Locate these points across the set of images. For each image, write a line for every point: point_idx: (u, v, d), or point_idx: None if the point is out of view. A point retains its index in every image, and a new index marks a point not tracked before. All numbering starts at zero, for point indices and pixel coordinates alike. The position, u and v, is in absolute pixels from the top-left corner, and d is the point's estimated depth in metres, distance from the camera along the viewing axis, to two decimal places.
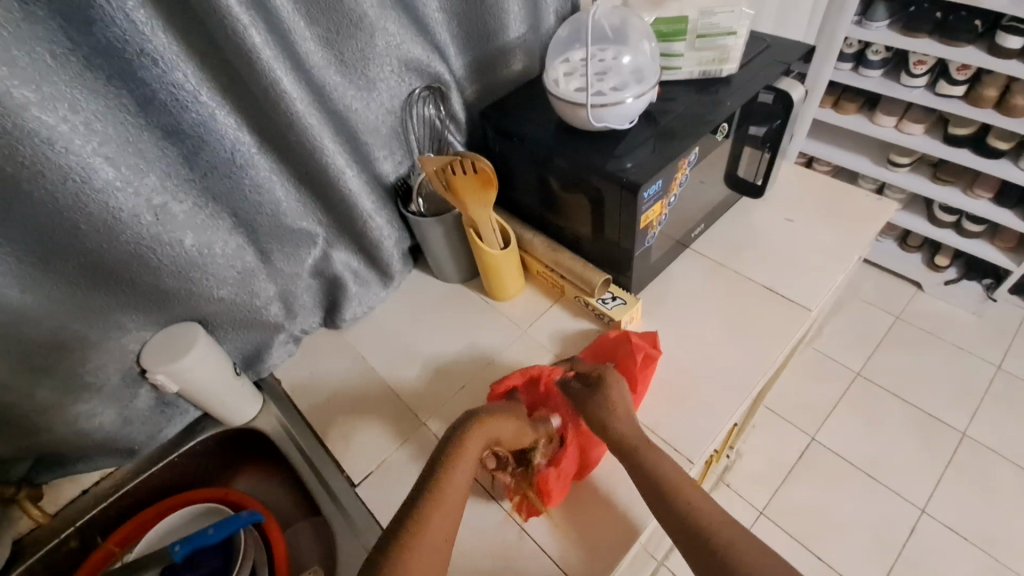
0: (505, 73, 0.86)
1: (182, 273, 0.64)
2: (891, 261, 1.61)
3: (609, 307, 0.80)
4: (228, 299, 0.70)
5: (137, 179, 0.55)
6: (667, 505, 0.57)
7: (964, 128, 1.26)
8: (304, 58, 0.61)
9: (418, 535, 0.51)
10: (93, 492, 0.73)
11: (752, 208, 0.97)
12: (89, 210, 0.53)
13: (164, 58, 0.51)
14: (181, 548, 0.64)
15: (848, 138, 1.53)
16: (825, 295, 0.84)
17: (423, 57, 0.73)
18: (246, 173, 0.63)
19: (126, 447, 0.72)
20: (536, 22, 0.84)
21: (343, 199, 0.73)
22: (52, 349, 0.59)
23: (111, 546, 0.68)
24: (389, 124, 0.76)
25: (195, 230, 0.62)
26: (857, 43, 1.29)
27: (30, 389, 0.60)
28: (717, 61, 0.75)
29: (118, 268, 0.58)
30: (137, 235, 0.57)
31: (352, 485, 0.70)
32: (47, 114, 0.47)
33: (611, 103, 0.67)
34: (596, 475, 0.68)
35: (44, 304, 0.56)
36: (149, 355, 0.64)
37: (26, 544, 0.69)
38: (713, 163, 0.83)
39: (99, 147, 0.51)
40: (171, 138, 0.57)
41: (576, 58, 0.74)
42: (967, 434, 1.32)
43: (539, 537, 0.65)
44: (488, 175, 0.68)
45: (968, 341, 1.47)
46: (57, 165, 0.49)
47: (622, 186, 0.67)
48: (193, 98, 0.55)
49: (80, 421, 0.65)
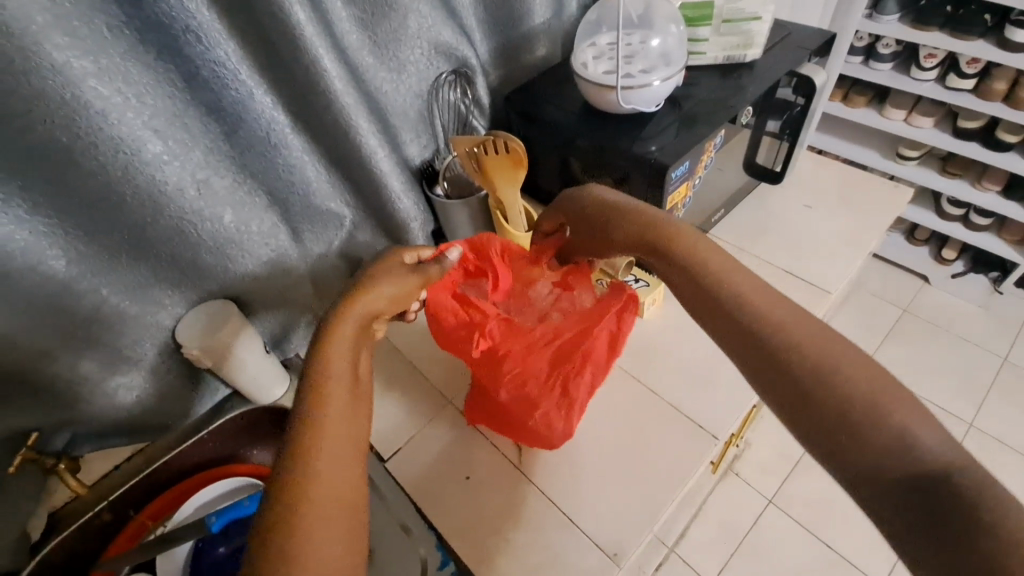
0: (529, 59, 0.88)
1: (219, 248, 0.65)
2: (899, 255, 1.62)
3: (632, 289, 0.81)
4: (261, 277, 0.71)
5: (183, 153, 0.56)
6: (835, 441, 0.38)
7: (975, 121, 1.27)
8: (340, 37, 0.63)
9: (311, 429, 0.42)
10: (124, 468, 0.75)
11: (769, 196, 0.98)
12: (136, 181, 0.54)
13: (207, 35, 0.52)
14: (218, 518, 0.66)
15: (858, 131, 1.54)
16: (842, 280, 0.85)
17: (452, 41, 0.74)
18: (280, 153, 0.64)
19: (158, 422, 0.73)
20: (559, 9, 0.86)
21: (373, 180, 0.74)
22: (93, 321, 0.60)
23: (143, 520, 0.69)
24: (417, 108, 0.77)
25: (234, 208, 0.63)
26: (867, 36, 1.30)
27: (73, 360, 0.60)
28: (741, 46, 0.77)
29: (160, 242, 0.60)
30: (179, 209, 0.59)
31: (381, 461, 0.72)
32: (102, 85, 0.48)
33: (639, 85, 0.68)
34: (619, 451, 0.70)
35: (89, 275, 0.57)
36: (185, 330, 0.65)
37: (61, 517, 0.71)
38: (734, 149, 0.84)
39: (149, 120, 0.52)
40: (213, 115, 0.58)
41: (603, 42, 0.75)
42: (974, 425, 1.33)
43: (567, 508, 0.66)
44: (520, 155, 0.71)
45: (974, 334, 1.49)
46: (109, 136, 0.50)
47: (650, 167, 0.68)
48: (234, 76, 0.56)
49: (117, 394, 0.66)
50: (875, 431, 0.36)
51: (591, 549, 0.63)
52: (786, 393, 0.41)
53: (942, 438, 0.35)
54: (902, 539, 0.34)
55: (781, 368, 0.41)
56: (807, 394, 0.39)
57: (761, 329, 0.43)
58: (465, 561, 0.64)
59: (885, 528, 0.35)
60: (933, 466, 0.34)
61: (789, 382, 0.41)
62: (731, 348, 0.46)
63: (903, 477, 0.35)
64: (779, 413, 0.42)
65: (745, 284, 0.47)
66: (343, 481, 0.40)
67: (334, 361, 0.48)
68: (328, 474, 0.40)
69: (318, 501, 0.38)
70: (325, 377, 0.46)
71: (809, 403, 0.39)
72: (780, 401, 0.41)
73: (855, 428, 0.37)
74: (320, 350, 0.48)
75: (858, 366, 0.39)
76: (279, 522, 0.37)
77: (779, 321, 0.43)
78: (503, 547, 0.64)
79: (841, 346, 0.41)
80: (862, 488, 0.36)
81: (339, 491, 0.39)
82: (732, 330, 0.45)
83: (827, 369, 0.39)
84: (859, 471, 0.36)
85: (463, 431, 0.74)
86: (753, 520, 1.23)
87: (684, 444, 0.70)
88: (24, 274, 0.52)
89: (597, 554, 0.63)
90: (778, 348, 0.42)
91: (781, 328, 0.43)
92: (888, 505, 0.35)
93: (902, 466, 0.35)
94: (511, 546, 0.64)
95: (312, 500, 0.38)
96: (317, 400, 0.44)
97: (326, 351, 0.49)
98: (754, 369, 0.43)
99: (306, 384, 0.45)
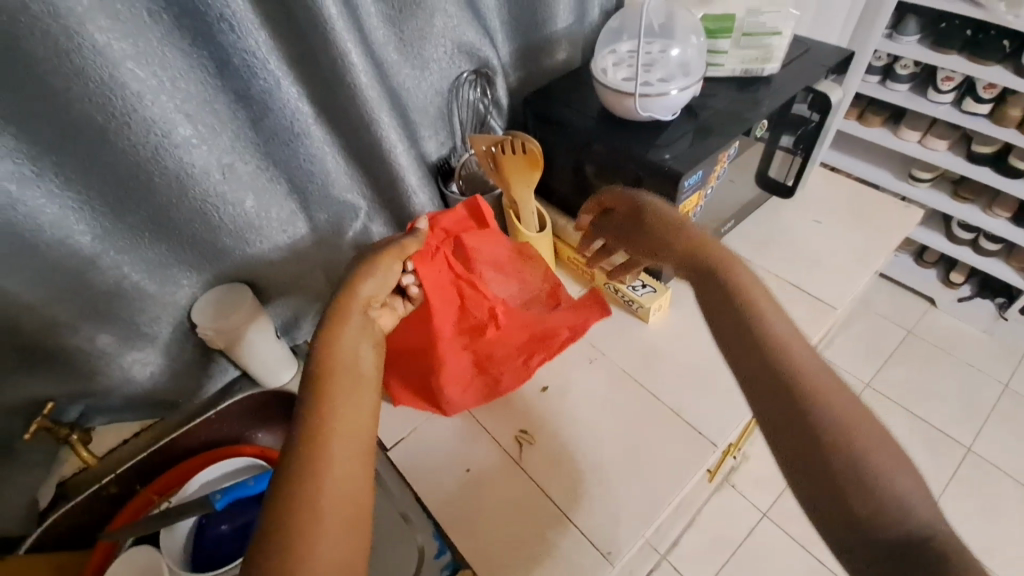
0: (549, 63, 0.89)
1: (238, 233, 0.66)
2: (907, 276, 1.62)
3: (639, 294, 0.82)
4: (277, 263, 0.73)
5: (211, 138, 0.58)
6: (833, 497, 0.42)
7: (988, 146, 1.27)
8: (367, 32, 0.64)
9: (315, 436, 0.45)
10: (132, 443, 0.76)
11: (779, 210, 0.99)
12: (164, 163, 0.56)
13: (240, 24, 0.53)
14: (223, 495, 0.67)
15: (871, 151, 1.54)
16: (848, 296, 0.86)
17: (475, 41, 0.75)
18: (302, 142, 0.66)
19: (169, 399, 0.75)
20: (582, 14, 0.87)
21: (391, 173, 0.75)
22: (114, 295, 0.61)
23: (149, 494, 0.71)
24: (437, 105, 0.78)
25: (255, 193, 0.65)
26: (886, 56, 1.30)
27: (92, 333, 0.62)
28: (760, 60, 0.78)
29: (183, 223, 0.61)
30: (204, 192, 0.60)
31: (385, 450, 0.73)
32: (139, 68, 0.50)
33: (658, 94, 0.70)
34: (619, 453, 0.71)
35: (112, 251, 0.59)
36: (201, 311, 0.67)
37: (69, 487, 0.72)
38: (747, 161, 0.85)
39: (181, 104, 0.54)
40: (241, 103, 0.59)
41: (623, 49, 0.77)
42: (973, 450, 1.33)
43: (565, 506, 0.67)
44: (536, 156, 0.72)
45: (978, 359, 1.49)
46: (141, 118, 0.52)
47: (663, 175, 0.70)
48: (263, 66, 0.57)
49: (132, 369, 0.68)
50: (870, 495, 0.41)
51: (587, 548, 0.64)
52: (800, 446, 0.44)
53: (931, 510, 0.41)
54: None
55: (799, 412, 0.45)
56: (819, 446, 0.43)
57: (794, 382, 0.46)
58: (461, 551, 0.65)
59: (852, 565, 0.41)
60: (916, 531, 0.39)
61: (806, 441, 0.44)
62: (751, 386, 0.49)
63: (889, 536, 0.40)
64: (780, 458, 0.46)
65: (784, 331, 0.50)
66: (347, 479, 0.44)
67: (339, 358, 0.52)
68: (331, 475, 0.43)
69: (321, 507, 0.41)
70: (329, 377, 0.50)
71: (821, 462, 0.43)
72: (789, 448, 0.45)
73: (860, 488, 0.41)
74: (326, 347, 0.52)
75: (870, 433, 0.43)
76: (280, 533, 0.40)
77: (807, 377, 0.47)
78: (500, 542, 0.65)
79: (860, 414, 0.45)
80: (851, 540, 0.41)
81: (344, 493, 0.43)
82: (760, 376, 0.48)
83: (842, 431, 0.44)
84: (844, 527, 0.41)
85: (466, 425, 0.75)
86: (746, 532, 1.23)
87: (683, 449, 0.71)
88: (50, 247, 0.54)
89: (593, 553, 0.64)
90: (798, 395, 0.46)
91: (809, 380, 0.46)
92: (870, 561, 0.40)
93: (891, 530, 0.40)
94: (506, 539, 0.65)
95: (318, 505, 0.41)
96: (316, 408, 0.47)
97: (331, 349, 0.52)
98: (766, 411, 0.47)
99: (311, 385, 0.49)
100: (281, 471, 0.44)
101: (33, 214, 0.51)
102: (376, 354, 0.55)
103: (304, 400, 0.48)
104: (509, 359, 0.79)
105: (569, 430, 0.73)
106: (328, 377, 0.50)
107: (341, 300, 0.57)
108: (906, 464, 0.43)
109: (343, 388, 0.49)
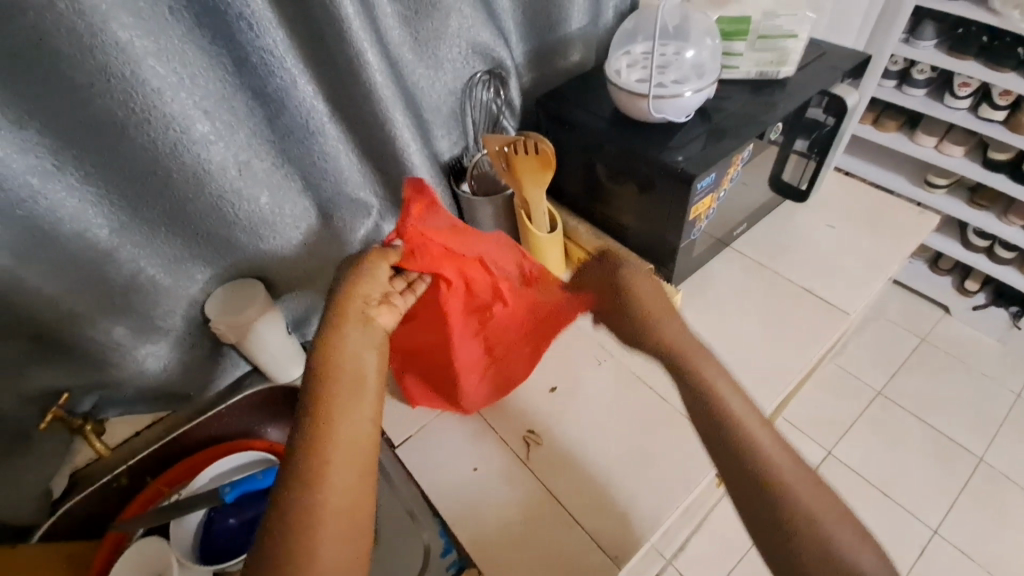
0: (563, 64, 0.89)
1: (253, 229, 0.67)
2: (921, 284, 1.60)
3: None
4: (290, 259, 0.74)
5: (228, 134, 0.59)
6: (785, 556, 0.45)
7: (1004, 154, 1.25)
8: (383, 31, 0.65)
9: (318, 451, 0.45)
10: (144, 435, 0.77)
11: (793, 214, 0.98)
12: (182, 158, 0.57)
13: (259, 23, 0.54)
14: (232, 489, 0.68)
15: (886, 156, 1.52)
16: (861, 302, 0.85)
17: (490, 41, 0.76)
18: (317, 140, 0.66)
19: (182, 392, 0.76)
20: (596, 15, 0.87)
21: (404, 172, 0.76)
22: (130, 288, 0.62)
23: (159, 486, 0.71)
24: (450, 105, 0.79)
25: (270, 189, 0.66)
26: (902, 61, 1.29)
27: (108, 326, 0.63)
28: (775, 62, 0.77)
29: (199, 218, 0.62)
30: (220, 187, 0.61)
31: (393, 447, 0.74)
32: (160, 64, 0.50)
33: (671, 95, 0.69)
34: (629, 456, 0.71)
35: (129, 245, 0.59)
36: (214, 306, 0.67)
37: (81, 476, 0.74)
38: (760, 165, 0.84)
39: (200, 100, 0.55)
40: (258, 100, 0.60)
41: (637, 51, 0.76)
42: (985, 460, 1.31)
43: (571, 508, 0.67)
44: (548, 156, 0.73)
45: (991, 369, 1.46)
46: (161, 114, 0.53)
47: (676, 177, 0.69)
48: (280, 64, 0.58)
49: (146, 362, 0.69)
50: (831, 575, 0.44)
51: (593, 551, 0.64)
52: (755, 510, 0.47)
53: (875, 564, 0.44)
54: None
55: (754, 478, 0.48)
56: (777, 516, 0.46)
57: (749, 451, 0.49)
58: (466, 550, 0.65)
59: None
60: None
61: (762, 510, 0.47)
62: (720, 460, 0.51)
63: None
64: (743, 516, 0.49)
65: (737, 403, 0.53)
66: (351, 491, 0.44)
67: (343, 364, 0.50)
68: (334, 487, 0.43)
69: (323, 521, 0.42)
70: (332, 384, 0.49)
71: (793, 556, 0.45)
72: (749, 511, 0.48)
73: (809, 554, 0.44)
74: (326, 351, 0.51)
75: (821, 500, 0.46)
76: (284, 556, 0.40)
77: (769, 453, 0.49)
78: (507, 543, 0.65)
79: (812, 479, 0.48)
80: None
81: (345, 505, 0.43)
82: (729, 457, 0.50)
83: (792, 499, 0.46)
84: None
85: (473, 424, 0.75)
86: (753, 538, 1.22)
87: (692, 452, 0.70)
88: (69, 240, 0.55)
89: (599, 555, 0.63)
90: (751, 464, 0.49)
91: (763, 451, 0.49)
92: None
93: None
94: (512, 541, 0.65)
95: (319, 518, 0.42)
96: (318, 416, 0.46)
97: (331, 350, 0.51)
98: (743, 500, 0.49)
99: (314, 391, 0.48)
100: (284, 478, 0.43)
101: (54, 208, 0.52)
102: (382, 361, 0.53)
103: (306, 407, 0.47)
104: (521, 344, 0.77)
105: (578, 432, 0.73)
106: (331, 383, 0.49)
107: (339, 310, 0.54)
108: (855, 527, 0.46)
109: (348, 395, 0.48)
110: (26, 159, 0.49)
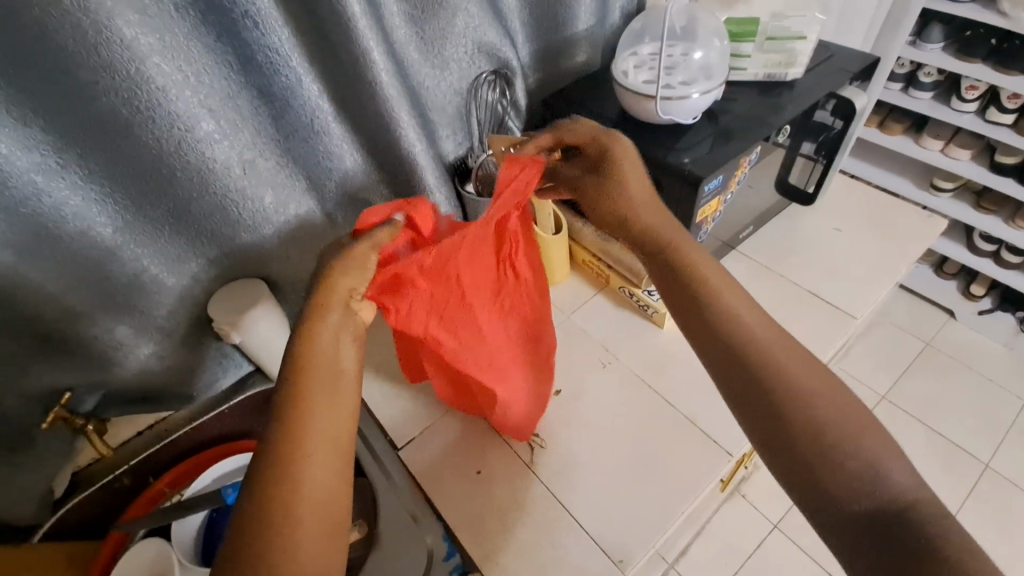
0: (570, 65, 0.89)
1: (257, 228, 0.67)
2: (926, 288, 1.59)
3: (655, 300, 0.81)
4: (293, 259, 0.73)
5: (232, 133, 0.58)
6: (806, 482, 0.45)
7: (1012, 157, 1.24)
8: (390, 31, 0.64)
9: (293, 443, 0.44)
10: (145, 436, 0.77)
11: (800, 217, 0.98)
12: (187, 157, 0.56)
13: (264, 21, 0.53)
14: (234, 490, 0.67)
15: (892, 160, 1.51)
16: (868, 306, 0.84)
17: (496, 41, 0.75)
18: (322, 139, 0.66)
19: (184, 391, 0.75)
20: (603, 16, 0.87)
21: (408, 172, 0.75)
22: (133, 287, 0.61)
23: (161, 486, 0.70)
24: (456, 105, 0.78)
25: (274, 188, 0.65)
26: (909, 64, 1.28)
27: (110, 325, 0.63)
28: (784, 64, 0.77)
29: (202, 217, 0.62)
30: (223, 186, 0.61)
31: (396, 449, 0.73)
32: (165, 62, 0.50)
33: (679, 96, 0.69)
34: (634, 458, 0.70)
35: (132, 244, 0.59)
36: (218, 305, 0.67)
37: (85, 476, 0.74)
38: (767, 167, 0.84)
39: (204, 98, 0.54)
40: (263, 99, 0.59)
41: (645, 51, 0.76)
42: (990, 466, 1.30)
43: (574, 511, 0.66)
44: None
45: (997, 374, 1.45)
46: (166, 112, 0.52)
47: (683, 178, 0.69)
48: (286, 62, 0.57)
49: (147, 362, 0.68)
50: (861, 493, 0.44)
51: (598, 557, 0.63)
52: (769, 431, 0.48)
53: (902, 472, 0.44)
54: (852, 564, 0.42)
55: (761, 396, 0.49)
56: (786, 427, 0.47)
57: (755, 368, 0.50)
58: (471, 556, 0.64)
59: (842, 552, 0.43)
60: (899, 500, 0.43)
61: (777, 428, 0.48)
62: (729, 384, 0.51)
63: (870, 517, 0.43)
64: (760, 445, 0.49)
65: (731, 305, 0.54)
66: (324, 483, 0.43)
67: (320, 359, 0.48)
68: (311, 481, 0.43)
69: (299, 516, 0.41)
70: (307, 380, 0.47)
71: (810, 474, 0.45)
72: (764, 437, 0.48)
73: (836, 468, 0.45)
74: (304, 343, 0.49)
75: (832, 402, 0.48)
76: (260, 548, 0.40)
77: (769, 355, 0.50)
78: (512, 547, 0.64)
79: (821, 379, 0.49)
80: (825, 521, 0.44)
81: (322, 499, 0.43)
82: (744, 383, 0.50)
83: (803, 406, 0.47)
84: (829, 508, 0.44)
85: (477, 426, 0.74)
86: (756, 543, 1.22)
87: (699, 457, 0.70)
88: (72, 239, 0.54)
89: (603, 558, 0.63)
90: (750, 367, 0.50)
91: (770, 364, 0.50)
92: (849, 535, 0.43)
93: (869, 499, 0.43)
94: (516, 544, 0.65)
95: (292, 512, 0.41)
96: (295, 406, 0.45)
97: (309, 345, 0.49)
98: (754, 423, 0.49)
99: (288, 387, 0.47)
100: (258, 473, 0.43)
101: (58, 206, 0.52)
102: (358, 354, 0.51)
103: (279, 404, 0.46)
104: (522, 296, 0.71)
105: (582, 437, 0.72)
106: (308, 370, 0.48)
107: (319, 300, 0.50)
108: (879, 437, 0.46)
109: (322, 387, 0.47)
110: (29, 156, 0.48)
